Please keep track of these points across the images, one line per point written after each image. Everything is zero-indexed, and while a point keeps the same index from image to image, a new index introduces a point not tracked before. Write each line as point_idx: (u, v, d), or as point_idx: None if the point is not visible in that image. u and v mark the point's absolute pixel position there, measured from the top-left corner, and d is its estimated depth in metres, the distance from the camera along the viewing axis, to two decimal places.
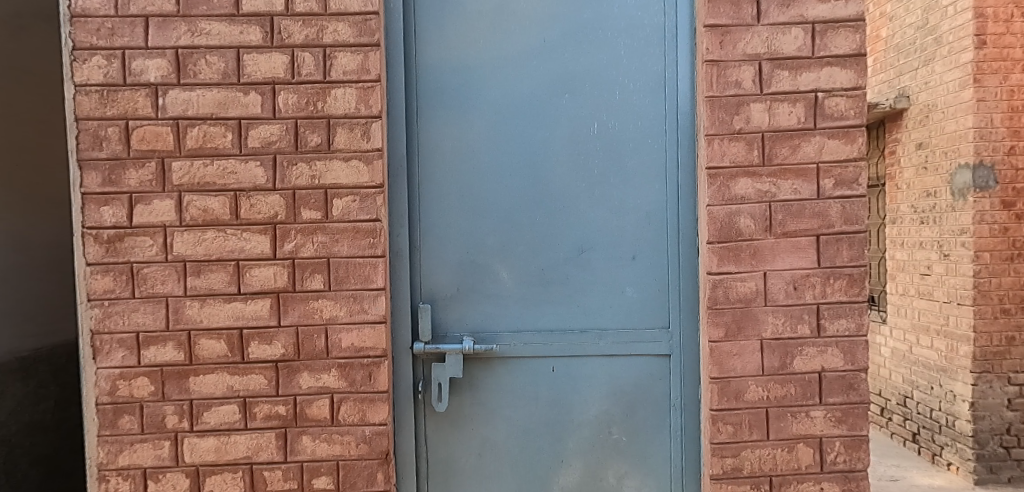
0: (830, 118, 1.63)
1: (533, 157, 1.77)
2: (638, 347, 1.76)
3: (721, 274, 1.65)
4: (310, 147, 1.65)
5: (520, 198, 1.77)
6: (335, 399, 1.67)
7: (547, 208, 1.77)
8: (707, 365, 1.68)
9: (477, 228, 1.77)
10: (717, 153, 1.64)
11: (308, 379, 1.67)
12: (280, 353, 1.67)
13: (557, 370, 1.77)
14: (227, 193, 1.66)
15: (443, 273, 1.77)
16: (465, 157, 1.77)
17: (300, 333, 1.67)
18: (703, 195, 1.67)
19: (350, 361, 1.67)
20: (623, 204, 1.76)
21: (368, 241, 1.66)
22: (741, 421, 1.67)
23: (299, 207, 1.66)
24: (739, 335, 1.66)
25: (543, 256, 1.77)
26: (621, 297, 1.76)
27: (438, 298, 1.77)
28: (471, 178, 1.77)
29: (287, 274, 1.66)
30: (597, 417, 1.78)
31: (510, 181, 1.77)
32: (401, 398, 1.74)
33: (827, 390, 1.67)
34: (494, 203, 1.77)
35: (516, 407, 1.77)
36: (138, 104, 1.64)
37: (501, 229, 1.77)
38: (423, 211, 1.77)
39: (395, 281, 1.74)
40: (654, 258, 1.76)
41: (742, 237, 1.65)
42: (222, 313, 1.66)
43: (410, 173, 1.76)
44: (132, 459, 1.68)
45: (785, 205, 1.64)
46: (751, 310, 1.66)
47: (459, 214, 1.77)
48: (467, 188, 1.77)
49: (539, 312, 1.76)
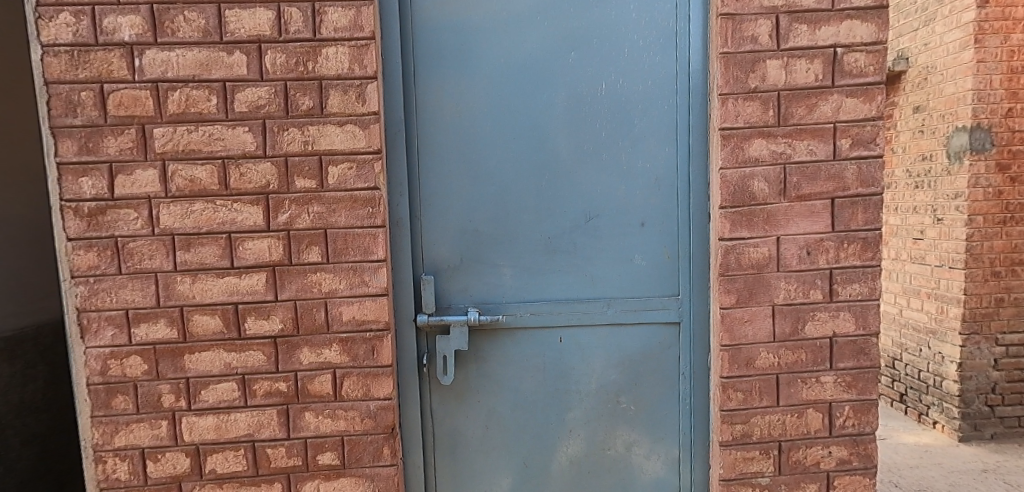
0: (849, 76, 1.56)
1: (537, 120, 1.68)
2: (647, 315, 1.72)
3: (733, 240, 1.61)
4: (302, 111, 1.56)
5: (524, 164, 1.69)
6: (337, 375, 1.62)
7: (552, 173, 1.69)
8: (718, 333, 1.64)
9: (479, 196, 1.69)
10: (731, 114, 1.57)
11: (309, 354, 1.61)
12: (279, 328, 1.60)
13: (565, 340, 1.72)
14: (214, 161, 1.56)
15: (445, 243, 1.70)
16: (466, 122, 1.68)
17: (299, 307, 1.60)
18: (717, 157, 1.61)
19: (352, 335, 1.61)
20: (631, 168, 1.69)
21: (367, 210, 1.58)
22: (752, 388, 1.64)
23: (293, 176, 1.57)
24: (751, 301, 1.62)
25: (548, 224, 1.70)
26: (630, 265, 1.71)
27: (441, 269, 1.70)
28: (472, 143, 1.69)
29: (283, 246, 1.58)
30: (605, 387, 1.75)
31: (513, 146, 1.69)
32: (405, 372, 1.69)
33: (838, 355, 1.64)
34: (497, 169, 1.69)
35: (522, 378, 1.73)
36: (113, 66, 1.53)
37: (505, 197, 1.69)
38: (423, 178, 1.69)
39: (396, 252, 1.66)
40: (663, 224, 1.71)
41: (755, 202, 1.60)
42: (216, 288, 1.58)
43: (408, 137, 1.67)
44: (128, 440, 1.62)
45: (800, 167, 1.59)
46: (763, 276, 1.62)
47: (462, 181, 1.69)
48: (468, 154, 1.69)
49: (545, 281, 1.71)
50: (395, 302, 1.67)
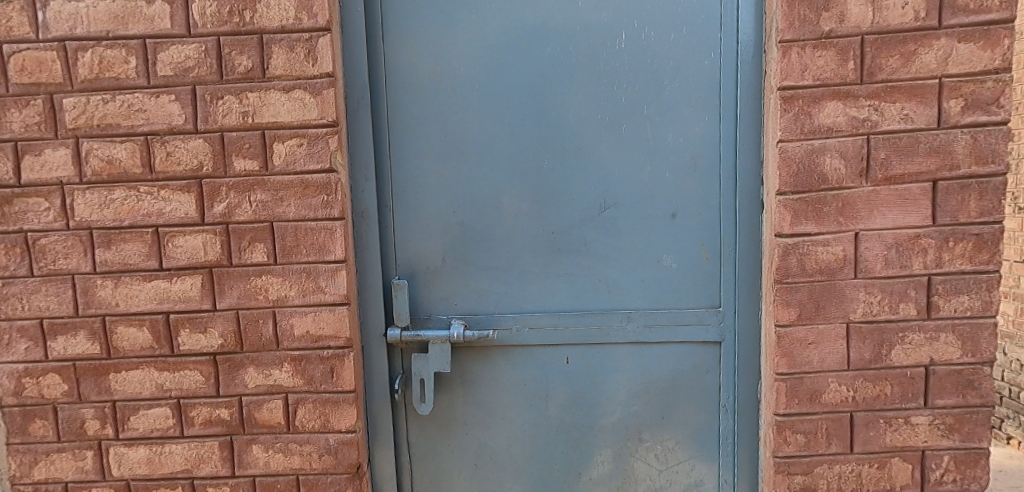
0: (962, 12, 1.15)
1: (538, 84, 1.32)
2: (679, 332, 1.34)
3: (795, 236, 1.22)
4: (239, 74, 1.24)
5: (521, 140, 1.34)
6: (290, 401, 1.32)
7: (556, 152, 1.33)
8: (772, 357, 1.26)
9: (465, 182, 1.35)
10: (796, 68, 1.18)
11: (255, 376, 1.32)
12: (218, 344, 1.31)
13: (573, 361, 1.37)
14: (135, 138, 1.26)
15: (424, 241, 1.37)
16: (447, 87, 1.33)
17: (241, 318, 1.30)
18: (774, 126, 1.22)
19: (306, 354, 1.30)
20: (658, 145, 1.31)
21: (321, 198, 1.26)
22: (816, 429, 1.26)
23: (230, 155, 1.26)
24: (817, 318, 1.24)
25: (552, 217, 1.35)
26: (657, 269, 1.34)
27: (418, 273, 1.38)
28: (456, 115, 1.34)
29: (220, 243, 1.28)
30: (623, 421, 1.39)
31: (507, 118, 1.33)
32: (375, 397, 1.38)
33: (936, 390, 1.24)
34: (488, 147, 1.34)
35: (520, 407, 1.40)
36: (13, 22, 1.24)
37: (497, 183, 1.35)
38: (395, 159, 1.36)
39: (362, 251, 1.34)
40: (702, 216, 1.32)
41: (827, 186, 1.20)
42: (143, 294, 1.30)
43: (375, 108, 1.34)
44: (49, 472, 1.36)
45: (889, 138, 1.18)
46: (836, 284, 1.23)
47: (443, 163, 1.35)
48: (451, 129, 1.34)
49: (548, 288, 1.36)
50: (361, 314, 1.36)
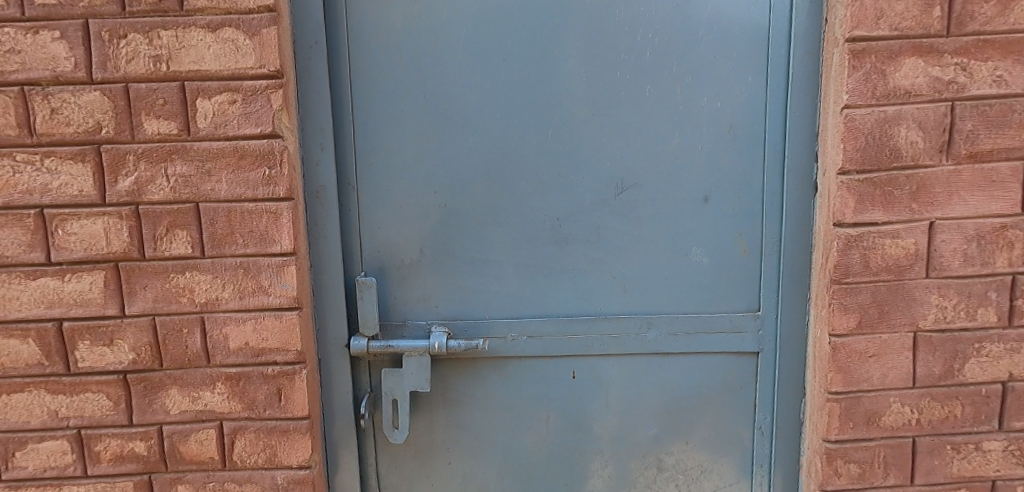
0: None
1: (540, 31, 1.05)
2: (709, 341, 1.11)
3: (858, 226, 0.99)
4: (148, 5, 0.93)
5: (520, 103, 1.07)
6: (225, 431, 1.04)
7: (563, 119, 1.07)
8: (823, 373, 1.04)
9: (448, 155, 1.08)
10: (869, 14, 0.93)
11: (179, 400, 1.03)
12: (130, 360, 1.02)
13: (580, 376, 1.13)
14: (8, 88, 0.95)
15: (396, 228, 1.09)
16: (424, 33, 1.05)
17: (159, 327, 1.01)
18: (837, 90, 0.97)
19: (245, 371, 1.02)
20: (690, 112, 1.06)
21: (262, 172, 0.97)
22: (872, 459, 1.05)
23: (138, 114, 0.96)
24: (880, 326, 1.01)
25: (556, 199, 1.09)
26: (684, 264, 1.10)
27: (389, 268, 1.11)
28: (436, 69, 1.06)
29: (128, 230, 0.98)
30: (639, 447, 1.16)
31: (501, 75, 1.06)
32: (335, 422, 1.11)
33: (1013, 410, 1.04)
34: (478, 112, 1.07)
35: (515, 432, 1.15)
36: None
37: (489, 156, 1.08)
38: (359, 125, 1.07)
39: (318, 241, 1.06)
40: (740, 201, 1.07)
41: (900, 165, 0.97)
42: (25, 296, 0.99)
43: (332, 58, 1.05)
44: None
45: (977, 105, 0.96)
46: (904, 285, 1.00)
47: (421, 130, 1.07)
48: (431, 88, 1.06)
49: (551, 287, 1.11)
50: (316, 319, 1.08)
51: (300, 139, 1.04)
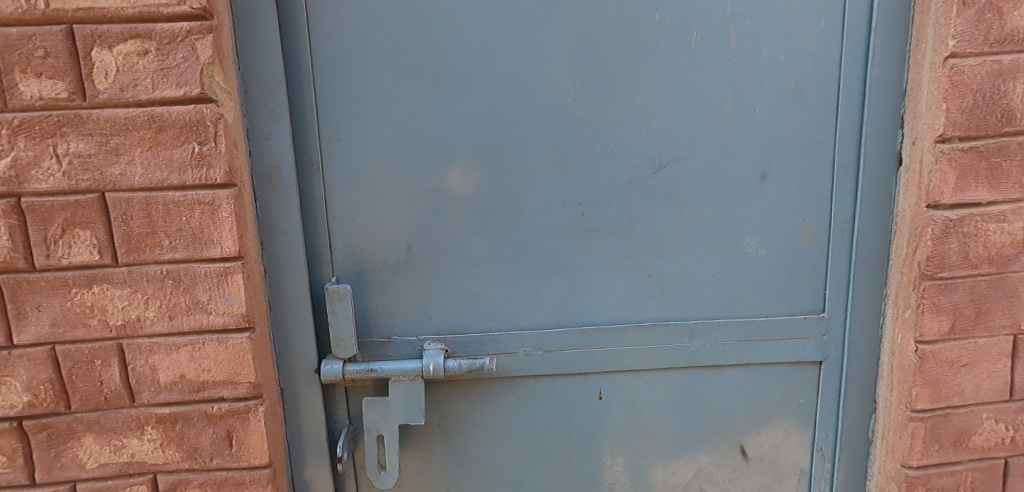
0: None
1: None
2: (762, 349, 0.92)
3: (956, 208, 0.79)
4: None
5: (532, 57, 0.83)
6: (161, 486, 0.81)
7: (587, 78, 0.84)
8: (906, 387, 0.85)
9: (441, 125, 0.84)
10: None
11: (97, 450, 0.79)
12: (25, 403, 0.76)
13: (607, 396, 0.93)
14: None
15: (376, 221, 0.86)
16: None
17: (62, 358, 0.75)
18: (937, 35, 0.77)
19: (182, 412, 0.78)
20: (745, 67, 0.84)
21: (190, 149, 0.72)
22: (959, 485, 0.88)
23: (10, 70, 0.69)
24: (976, 329, 0.83)
25: (579, 180, 0.87)
26: (736, 258, 0.89)
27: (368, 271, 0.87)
28: (423, 11, 0.81)
29: (8, 231, 0.72)
30: (677, 475, 0.97)
31: (507, 20, 0.82)
32: (305, 464, 0.89)
33: None
34: (478, 69, 0.83)
35: (530, 465, 0.95)
36: None
37: (493, 127, 0.85)
38: (322, 87, 0.82)
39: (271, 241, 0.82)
40: (805, 178, 0.87)
41: (1012, 130, 0.77)
42: None
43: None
44: None
45: None
46: (1007, 279, 0.82)
47: (406, 93, 0.83)
48: (416, 37, 0.82)
49: (572, 289, 0.90)
50: (276, 339, 0.85)
51: (242, 104, 0.78)
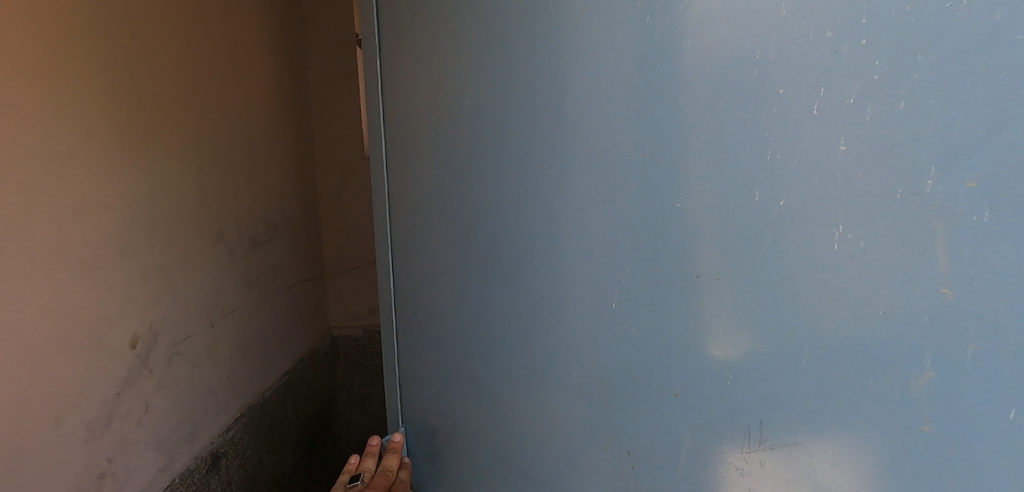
0: None
1: (661, 95, 0.51)
2: None
3: None
4: None
5: (569, 249, 0.62)
6: None
7: (651, 267, 0.54)
8: None
9: (501, 289, 0.72)
10: None
11: None
12: None
13: None
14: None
15: (446, 361, 0.84)
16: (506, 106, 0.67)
17: None
18: None
19: None
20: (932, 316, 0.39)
21: None
22: None
23: None
24: None
25: (627, 421, 0.60)
26: None
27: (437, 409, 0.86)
28: (502, 162, 0.68)
29: None
30: None
31: (574, 180, 0.60)
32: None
33: None
34: (540, 234, 0.65)
35: None
36: None
37: (546, 307, 0.67)
38: (422, 222, 0.83)
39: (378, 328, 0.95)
40: None
41: None
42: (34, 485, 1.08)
43: (405, 125, 0.82)
44: None
45: None
46: None
47: (456, 273, 0.78)
48: (492, 188, 0.70)
49: None
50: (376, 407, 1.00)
51: None
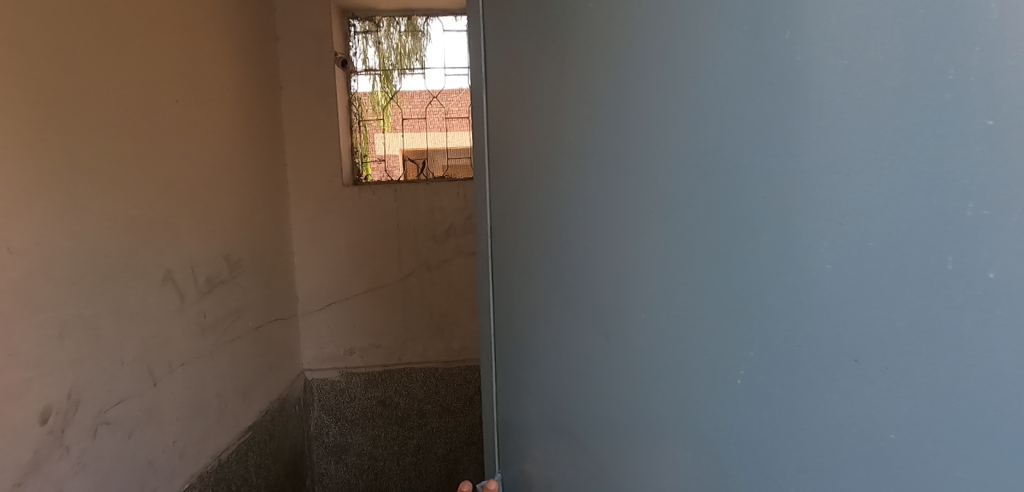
0: None
1: (872, 110, 0.43)
2: None
3: None
4: None
5: (753, 327, 0.57)
6: None
7: (871, 204, 0.44)
8: None
9: (678, 240, 0.66)
10: None
11: None
12: None
13: None
14: None
15: (620, 326, 0.80)
16: (702, 33, 0.60)
17: None
18: None
19: None
20: None
21: None
22: None
23: None
24: None
25: None
26: None
27: (604, 373, 0.86)
28: (689, 99, 0.62)
29: None
30: None
31: (769, 214, 0.53)
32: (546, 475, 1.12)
33: None
34: (726, 174, 0.58)
35: None
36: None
37: (730, 257, 0.59)
38: (586, 291, 0.88)
39: (560, 282, 0.96)
40: None
41: None
42: None
43: (597, 75, 0.79)
44: None
45: None
46: None
47: (624, 347, 0.79)
48: (677, 130, 0.64)
49: None
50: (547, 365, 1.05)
51: None
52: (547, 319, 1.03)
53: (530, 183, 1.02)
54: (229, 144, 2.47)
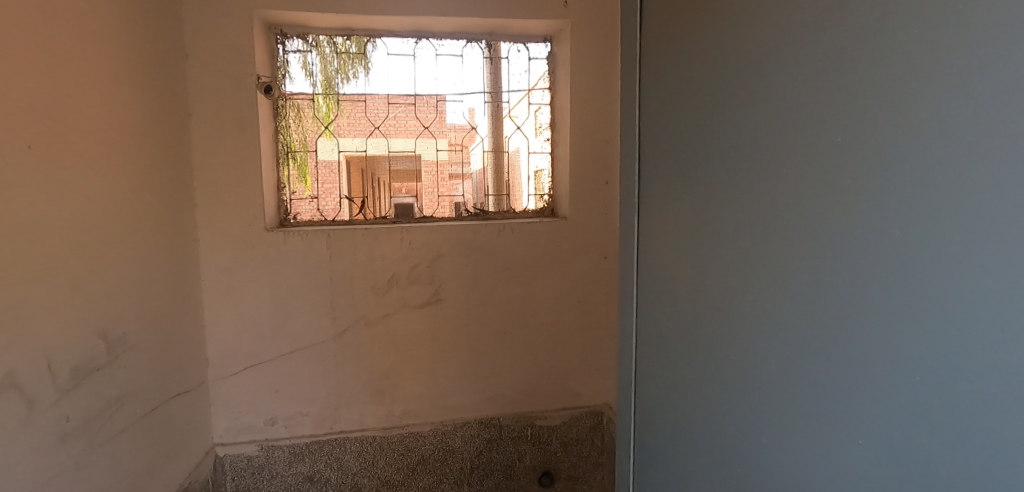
0: None
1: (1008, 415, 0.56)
2: None
3: None
4: None
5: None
6: None
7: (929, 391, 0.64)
8: None
9: (790, 309, 0.86)
10: None
11: None
12: None
13: None
14: None
15: (737, 324, 1.00)
16: (808, 161, 0.80)
17: None
18: None
19: None
20: None
21: None
22: None
23: None
24: None
25: None
26: None
27: (723, 361, 1.05)
28: (803, 281, 0.83)
29: None
30: None
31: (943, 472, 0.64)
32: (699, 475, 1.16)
33: None
34: (893, 140, 0.66)
35: None
36: None
37: (821, 329, 0.80)
38: (735, 457, 1.04)
39: (703, 437, 1.13)
40: None
41: None
42: None
43: (786, 68, 0.85)
44: None
45: None
46: None
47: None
48: (852, 107, 0.72)
49: None
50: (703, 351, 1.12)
51: None
52: (688, 464, 1.19)
53: (700, 179, 1.09)
54: (111, 187, 2.04)
